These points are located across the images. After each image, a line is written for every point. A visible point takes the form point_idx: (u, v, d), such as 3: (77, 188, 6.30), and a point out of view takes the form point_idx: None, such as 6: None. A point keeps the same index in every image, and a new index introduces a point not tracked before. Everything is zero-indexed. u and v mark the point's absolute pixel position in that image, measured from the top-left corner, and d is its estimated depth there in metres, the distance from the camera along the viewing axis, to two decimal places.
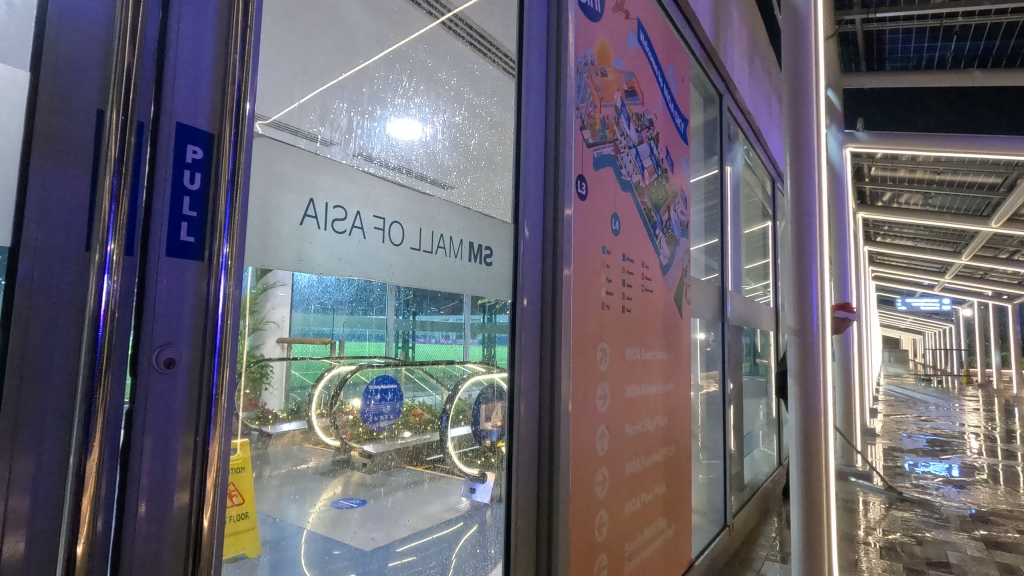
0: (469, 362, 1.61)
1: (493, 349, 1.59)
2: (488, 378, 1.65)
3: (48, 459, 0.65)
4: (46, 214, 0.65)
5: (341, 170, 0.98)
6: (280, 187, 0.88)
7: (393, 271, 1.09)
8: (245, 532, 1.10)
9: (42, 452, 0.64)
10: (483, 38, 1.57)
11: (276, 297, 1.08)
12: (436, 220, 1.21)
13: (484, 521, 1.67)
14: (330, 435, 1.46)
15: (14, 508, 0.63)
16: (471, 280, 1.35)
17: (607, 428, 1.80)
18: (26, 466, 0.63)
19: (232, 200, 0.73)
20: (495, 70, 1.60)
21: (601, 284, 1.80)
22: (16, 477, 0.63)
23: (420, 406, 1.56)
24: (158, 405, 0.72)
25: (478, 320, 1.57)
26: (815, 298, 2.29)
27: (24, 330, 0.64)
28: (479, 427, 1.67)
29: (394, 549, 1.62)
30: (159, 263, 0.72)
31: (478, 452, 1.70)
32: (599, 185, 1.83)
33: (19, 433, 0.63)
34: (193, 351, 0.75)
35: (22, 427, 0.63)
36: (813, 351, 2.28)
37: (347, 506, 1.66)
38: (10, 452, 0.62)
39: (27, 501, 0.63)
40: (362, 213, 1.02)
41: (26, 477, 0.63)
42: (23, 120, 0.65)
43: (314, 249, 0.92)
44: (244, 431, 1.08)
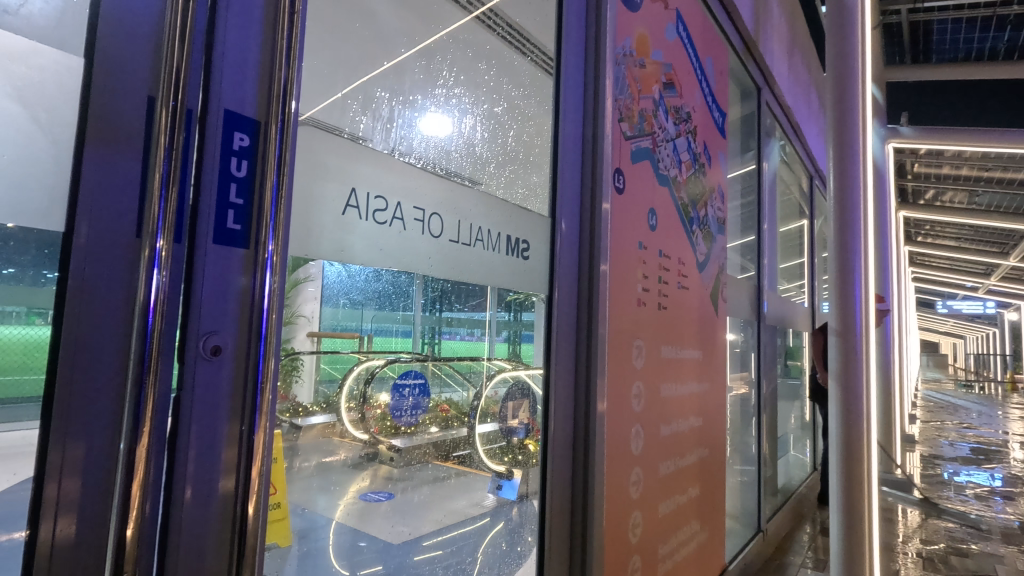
0: (496, 359, 1.67)
1: (518, 346, 1.63)
2: (514, 374, 1.71)
3: (99, 443, 0.65)
4: (98, 199, 0.65)
5: (381, 159, 0.97)
6: (322, 177, 0.87)
7: (432, 262, 1.08)
8: (279, 522, 1.16)
9: (94, 437, 0.65)
10: (517, 33, 1.66)
11: (305, 293, 1.09)
12: (475, 213, 1.19)
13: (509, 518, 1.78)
14: (358, 429, 1.77)
15: (68, 491, 0.63)
16: (511, 278, 1.32)
17: (642, 427, 1.76)
18: (80, 449, 0.64)
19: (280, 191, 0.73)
20: (529, 66, 1.66)
21: (637, 281, 1.76)
22: (68, 460, 0.63)
23: (447, 402, 1.78)
24: (204, 393, 0.72)
25: (502, 318, 1.60)
26: (858, 298, 2.21)
27: (78, 314, 0.64)
28: (507, 424, 1.75)
29: (420, 544, 1.79)
30: (206, 251, 0.71)
31: (505, 448, 1.78)
32: (636, 180, 1.79)
33: (72, 413, 0.64)
34: (238, 340, 0.75)
35: (76, 407, 0.64)
36: (856, 353, 2.19)
37: (376, 498, 2.04)
38: (62, 435, 0.63)
39: (80, 485, 0.64)
40: (402, 203, 1.01)
41: (79, 460, 0.64)
42: (77, 105, 0.65)
43: (354, 239, 0.91)
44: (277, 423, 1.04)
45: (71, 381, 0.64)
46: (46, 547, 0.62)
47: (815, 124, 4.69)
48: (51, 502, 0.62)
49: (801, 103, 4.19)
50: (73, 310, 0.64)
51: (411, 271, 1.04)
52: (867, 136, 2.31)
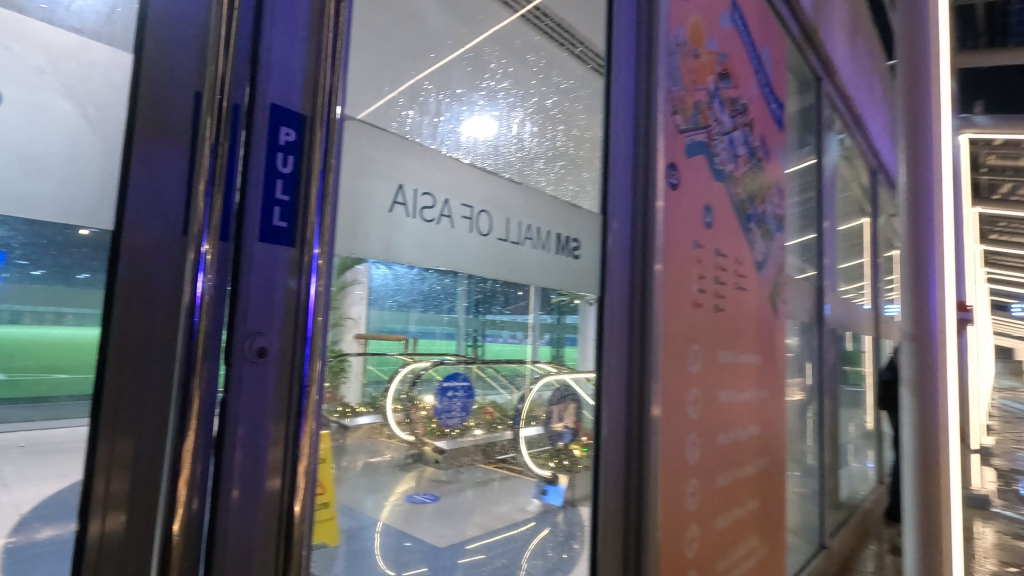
0: (540, 361, 1.67)
1: (563, 349, 1.58)
2: (558, 378, 1.68)
3: (148, 442, 0.64)
4: (146, 196, 0.64)
5: (429, 155, 0.94)
6: (369, 172, 0.84)
7: (480, 262, 1.03)
8: (326, 524, 1.09)
9: (143, 436, 0.63)
10: (559, 27, 1.67)
11: (353, 295, 1.06)
12: (523, 211, 1.14)
13: (555, 524, 1.76)
14: (403, 429, 1.89)
15: (117, 489, 0.62)
16: (561, 278, 1.27)
17: (698, 436, 1.67)
18: (129, 447, 0.63)
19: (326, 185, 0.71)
20: (569, 62, 1.67)
21: (692, 281, 1.68)
22: (117, 458, 0.62)
23: (491, 404, 1.84)
24: (251, 393, 0.70)
25: (546, 319, 1.55)
26: (934, 300, 2.02)
27: (127, 310, 0.63)
28: (552, 429, 1.76)
29: (464, 547, 1.79)
30: (252, 249, 0.69)
31: (552, 453, 1.76)
32: (691, 175, 1.70)
33: (121, 410, 0.62)
34: (283, 340, 0.73)
35: (125, 405, 0.63)
36: (932, 360, 2.01)
37: (422, 500, 2.14)
38: (110, 436, 0.62)
39: (129, 484, 0.63)
40: (450, 200, 0.97)
41: (128, 459, 0.63)
42: (126, 102, 0.64)
43: (401, 237, 0.88)
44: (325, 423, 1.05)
45: (120, 378, 0.62)
46: (95, 544, 0.61)
47: (878, 116, 4.43)
48: (100, 500, 0.61)
49: (864, 93, 3.96)
50: (123, 306, 0.62)
51: (460, 270, 1.00)
52: (944, 125, 2.13)
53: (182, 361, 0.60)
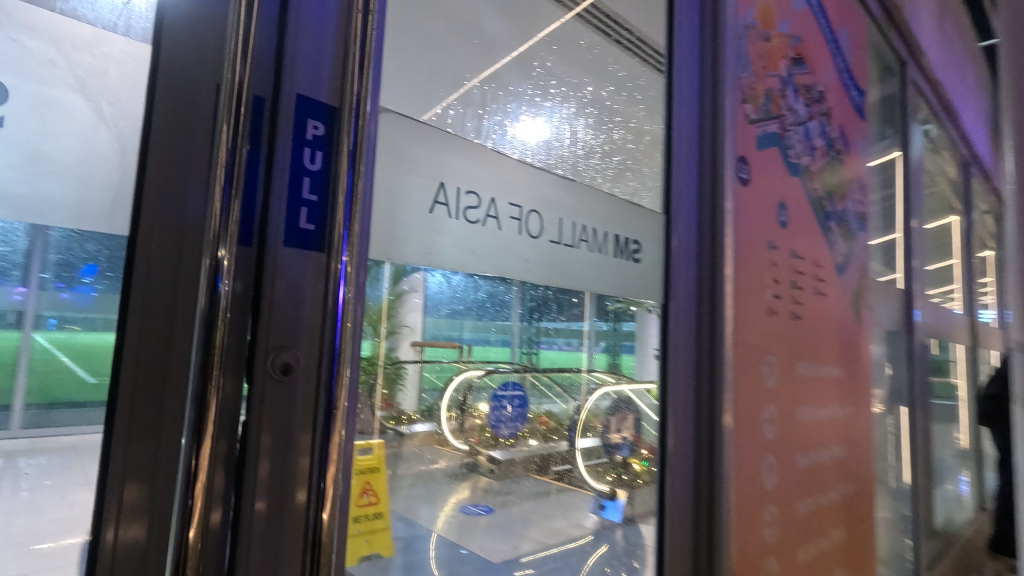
0: (596, 371, 1.58)
1: (617, 358, 1.52)
2: (616, 389, 1.59)
3: (164, 465, 0.57)
4: (165, 196, 0.58)
5: (473, 152, 0.86)
6: (408, 170, 0.77)
7: (530, 267, 0.94)
8: (380, 531, 1.03)
9: (159, 454, 0.57)
10: (610, 19, 1.60)
11: (411, 303, 1.06)
12: (578, 211, 1.04)
13: (614, 543, 1.59)
14: (458, 439, 2.10)
15: (129, 514, 0.56)
16: (620, 285, 1.15)
17: (776, 459, 1.51)
18: (144, 465, 0.57)
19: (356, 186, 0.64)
20: (637, 68, 1.58)
21: (766, 288, 1.52)
22: (130, 479, 0.56)
23: (545, 415, 1.82)
24: (276, 408, 0.63)
25: (602, 327, 1.44)
26: None
27: (144, 312, 0.57)
28: (609, 440, 1.75)
29: (518, 561, 1.67)
30: (277, 254, 0.63)
31: (609, 465, 1.78)
32: (763, 170, 1.55)
33: (136, 422, 0.56)
34: (311, 354, 0.66)
35: (140, 417, 0.57)
36: None
37: (475, 511, 2.03)
38: (125, 458, 0.56)
39: (143, 508, 0.57)
40: (497, 199, 0.89)
41: (143, 480, 0.57)
42: (143, 97, 0.58)
43: (444, 241, 0.80)
44: (382, 430, 1.04)
45: (136, 388, 0.56)
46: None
47: (971, 103, 4.02)
48: (111, 522, 0.55)
49: (954, 78, 3.60)
50: (139, 309, 0.57)
51: (508, 276, 0.92)
52: None
53: (198, 373, 0.54)
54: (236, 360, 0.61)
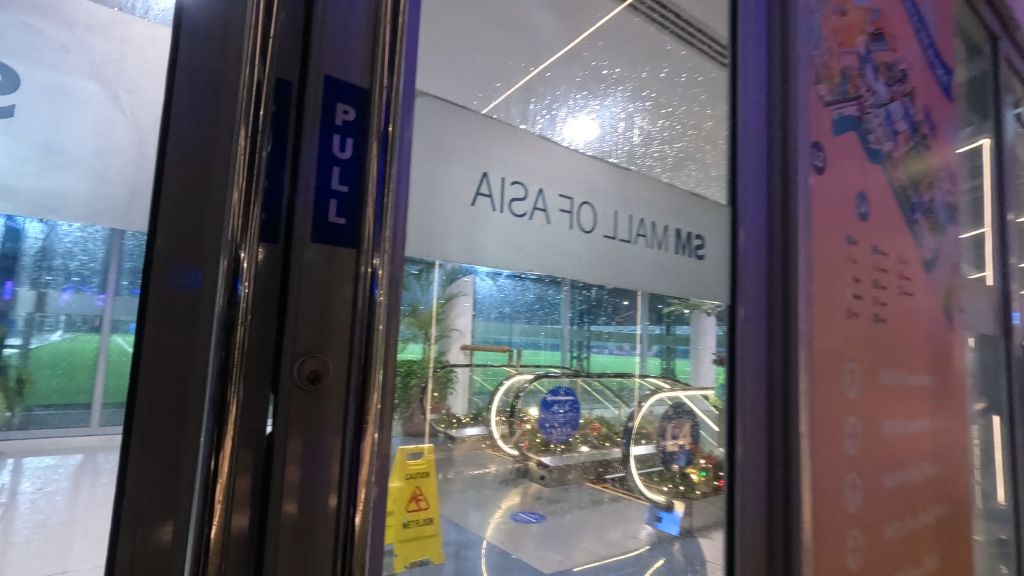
0: (651, 376, 1.48)
1: (674, 361, 1.37)
2: (673, 395, 1.48)
3: (184, 483, 0.53)
4: (185, 192, 0.54)
5: (517, 140, 0.78)
6: (446, 157, 0.70)
7: (582, 264, 0.86)
8: (428, 539, 0.95)
9: (178, 471, 0.53)
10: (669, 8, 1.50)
11: (458, 305, 1.03)
12: (635, 203, 0.95)
13: (672, 556, 1.48)
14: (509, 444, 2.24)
15: (144, 538, 0.51)
16: (684, 286, 1.05)
17: (858, 477, 1.35)
18: (161, 484, 0.52)
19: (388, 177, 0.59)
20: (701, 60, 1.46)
21: (845, 288, 1.37)
22: (146, 498, 0.51)
23: (597, 419, 1.91)
24: (304, 420, 0.58)
25: (655, 330, 1.31)
26: None
27: (162, 313, 0.52)
28: (666, 448, 1.56)
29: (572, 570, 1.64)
30: (304, 251, 0.58)
31: (665, 476, 1.57)
32: (840, 157, 1.40)
33: (155, 434, 0.52)
34: (341, 361, 0.60)
35: (159, 429, 0.52)
36: None
37: (527, 520, 1.97)
38: (140, 475, 0.51)
39: (159, 530, 0.52)
40: (545, 191, 0.81)
41: (160, 499, 0.52)
42: (162, 83, 0.54)
43: (487, 236, 0.73)
44: (429, 433, 0.99)
45: (153, 395, 0.52)
46: None
47: None
48: (124, 545, 0.50)
49: None
50: (157, 314, 0.52)
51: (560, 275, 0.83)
52: None
53: (215, 380, 0.49)
54: (261, 365, 0.56)
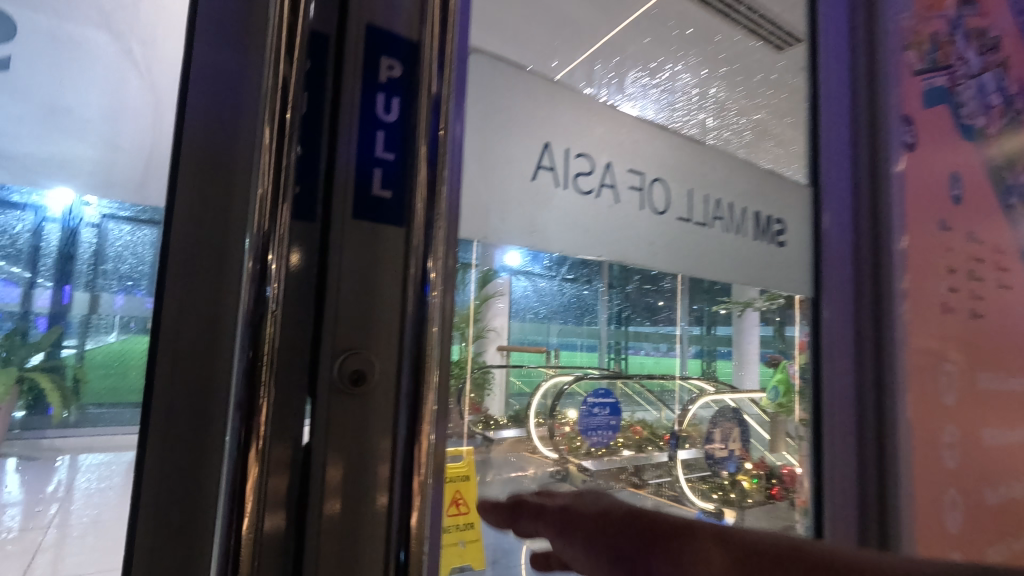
0: None
1: None
2: None
3: (202, 483, 0.50)
4: (204, 175, 0.52)
5: (582, 108, 0.69)
6: (505, 123, 0.61)
7: (655, 249, 0.75)
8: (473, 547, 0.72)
9: (196, 470, 0.50)
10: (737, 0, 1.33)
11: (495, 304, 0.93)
12: (710, 181, 0.84)
13: None
14: None
15: (163, 541, 0.49)
16: (764, 275, 0.93)
17: (958, 492, 1.22)
18: (178, 484, 0.49)
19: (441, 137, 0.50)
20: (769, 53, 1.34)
21: (938, 278, 1.23)
22: (165, 499, 0.49)
23: None
24: (345, 426, 0.50)
25: None
26: None
27: (183, 305, 0.50)
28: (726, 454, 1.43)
29: None
30: (343, 229, 0.50)
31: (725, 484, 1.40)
32: (931, 134, 1.25)
33: (174, 430, 0.49)
34: (388, 358, 0.52)
35: (180, 424, 0.50)
36: None
37: None
38: (156, 474, 0.49)
39: (176, 534, 0.49)
40: (613, 165, 0.71)
41: (178, 502, 0.49)
42: (180, 63, 0.53)
43: (549, 215, 0.63)
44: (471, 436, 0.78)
45: (173, 390, 0.50)
46: None
47: None
48: (143, 547, 0.48)
49: None
50: (175, 307, 0.50)
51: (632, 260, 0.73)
52: None
53: (239, 385, 0.41)
54: (297, 369, 0.49)
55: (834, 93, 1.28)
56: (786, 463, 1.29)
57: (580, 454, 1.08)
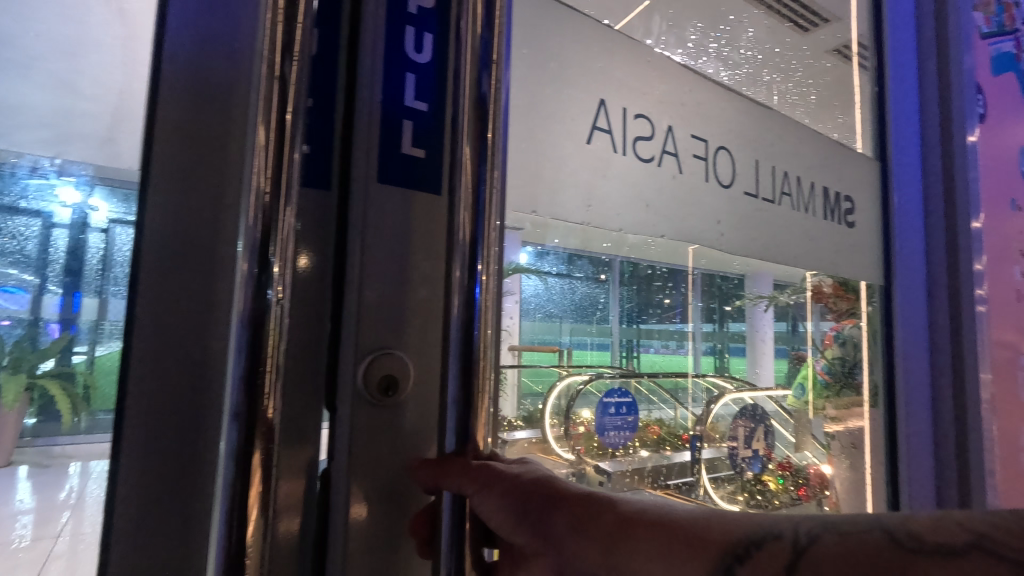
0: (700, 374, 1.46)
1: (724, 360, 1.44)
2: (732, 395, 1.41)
3: (191, 510, 0.41)
4: (187, 136, 0.43)
5: (641, 61, 0.63)
6: (555, 78, 0.55)
7: (722, 224, 0.72)
8: None
9: (182, 495, 0.41)
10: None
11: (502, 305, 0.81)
12: (778, 151, 0.80)
13: None
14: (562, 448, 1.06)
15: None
16: (829, 247, 0.93)
17: None
18: (164, 512, 0.41)
19: (491, 72, 0.42)
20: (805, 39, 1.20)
21: (1010, 264, 1.12)
22: (145, 531, 0.40)
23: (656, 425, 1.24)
24: (376, 445, 0.42)
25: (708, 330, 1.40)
26: None
27: (162, 295, 0.42)
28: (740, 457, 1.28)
29: None
30: (366, 194, 0.43)
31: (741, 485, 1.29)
32: (999, 106, 1.14)
33: (151, 475, 0.41)
34: (421, 348, 0.45)
35: (159, 466, 0.41)
36: None
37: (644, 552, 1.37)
38: (135, 499, 0.40)
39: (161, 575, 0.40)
40: (675, 129, 0.66)
41: (160, 534, 0.41)
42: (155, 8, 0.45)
43: (608, 184, 0.59)
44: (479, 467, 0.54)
45: (151, 399, 0.41)
46: None
47: None
48: None
49: None
50: (152, 299, 0.42)
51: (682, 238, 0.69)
52: None
53: (238, 391, 0.31)
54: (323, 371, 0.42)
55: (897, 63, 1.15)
56: (812, 464, 1.27)
57: (597, 455, 1.04)
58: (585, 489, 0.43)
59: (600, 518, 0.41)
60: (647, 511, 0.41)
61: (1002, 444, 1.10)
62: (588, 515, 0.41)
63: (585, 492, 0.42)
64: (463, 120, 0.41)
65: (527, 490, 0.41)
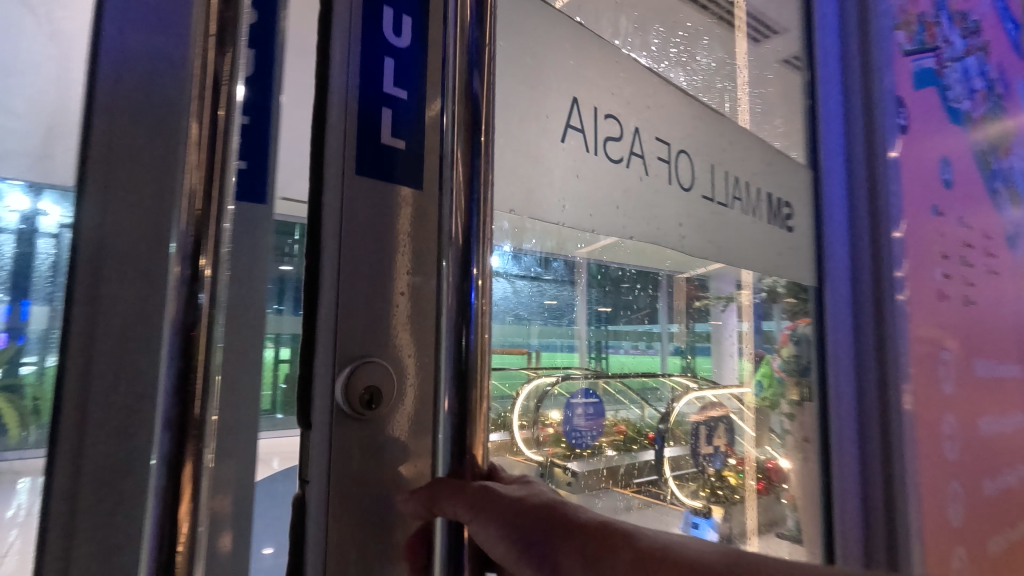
0: (672, 377, 1.15)
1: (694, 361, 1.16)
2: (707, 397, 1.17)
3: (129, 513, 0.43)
4: (112, 158, 0.45)
5: (610, 62, 0.71)
6: (526, 79, 0.61)
7: (681, 225, 0.81)
8: None
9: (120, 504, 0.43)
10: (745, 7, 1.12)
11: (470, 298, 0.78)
12: (727, 157, 0.89)
13: None
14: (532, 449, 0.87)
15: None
16: (772, 253, 1.02)
17: (961, 485, 1.20)
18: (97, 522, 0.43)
19: (481, 70, 0.44)
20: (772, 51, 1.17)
21: (934, 267, 1.21)
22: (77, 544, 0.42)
23: (623, 422, 1.05)
24: (358, 433, 0.47)
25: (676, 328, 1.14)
26: None
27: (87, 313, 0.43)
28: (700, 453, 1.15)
29: None
30: (344, 180, 0.48)
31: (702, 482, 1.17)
32: (920, 119, 1.23)
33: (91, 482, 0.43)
34: (401, 325, 0.50)
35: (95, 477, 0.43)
36: None
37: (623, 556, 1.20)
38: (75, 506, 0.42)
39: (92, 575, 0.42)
40: (640, 131, 0.75)
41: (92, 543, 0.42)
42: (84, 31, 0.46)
43: (579, 182, 0.66)
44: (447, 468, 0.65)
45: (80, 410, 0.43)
46: None
47: None
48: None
49: None
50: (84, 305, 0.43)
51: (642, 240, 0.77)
52: None
53: (168, 399, 0.33)
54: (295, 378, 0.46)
55: (829, 75, 1.22)
56: (770, 458, 1.19)
57: (563, 454, 0.91)
58: (599, 521, 0.47)
59: (620, 559, 0.45)
60: (659, 556, 0.46)
61: (931, 434, 1.17)
62: (607, 552, 0.45)
63: (604, 530, 0.47)
64: (453, 115, 0.44)
65: (538, 525, 0.45)
